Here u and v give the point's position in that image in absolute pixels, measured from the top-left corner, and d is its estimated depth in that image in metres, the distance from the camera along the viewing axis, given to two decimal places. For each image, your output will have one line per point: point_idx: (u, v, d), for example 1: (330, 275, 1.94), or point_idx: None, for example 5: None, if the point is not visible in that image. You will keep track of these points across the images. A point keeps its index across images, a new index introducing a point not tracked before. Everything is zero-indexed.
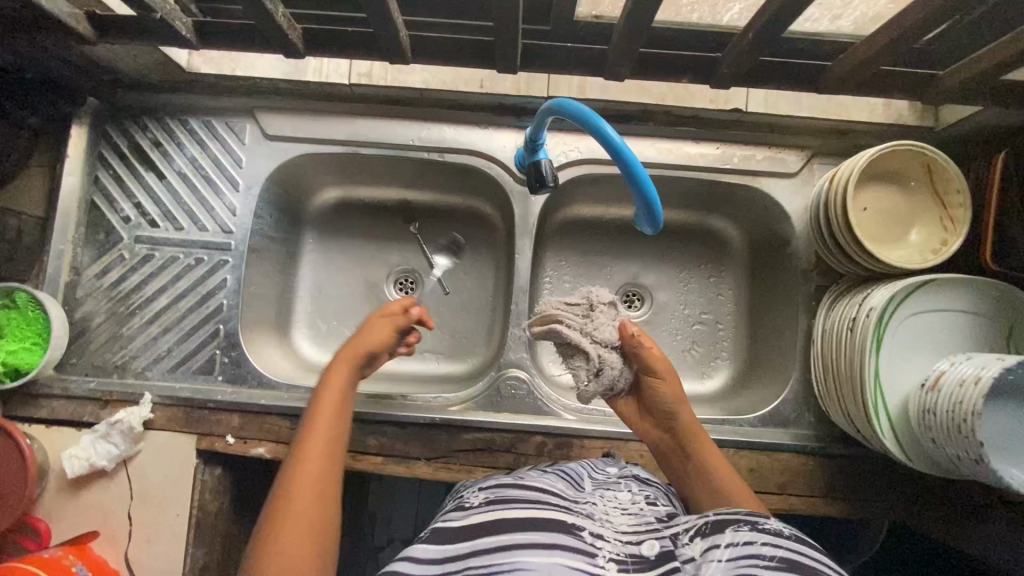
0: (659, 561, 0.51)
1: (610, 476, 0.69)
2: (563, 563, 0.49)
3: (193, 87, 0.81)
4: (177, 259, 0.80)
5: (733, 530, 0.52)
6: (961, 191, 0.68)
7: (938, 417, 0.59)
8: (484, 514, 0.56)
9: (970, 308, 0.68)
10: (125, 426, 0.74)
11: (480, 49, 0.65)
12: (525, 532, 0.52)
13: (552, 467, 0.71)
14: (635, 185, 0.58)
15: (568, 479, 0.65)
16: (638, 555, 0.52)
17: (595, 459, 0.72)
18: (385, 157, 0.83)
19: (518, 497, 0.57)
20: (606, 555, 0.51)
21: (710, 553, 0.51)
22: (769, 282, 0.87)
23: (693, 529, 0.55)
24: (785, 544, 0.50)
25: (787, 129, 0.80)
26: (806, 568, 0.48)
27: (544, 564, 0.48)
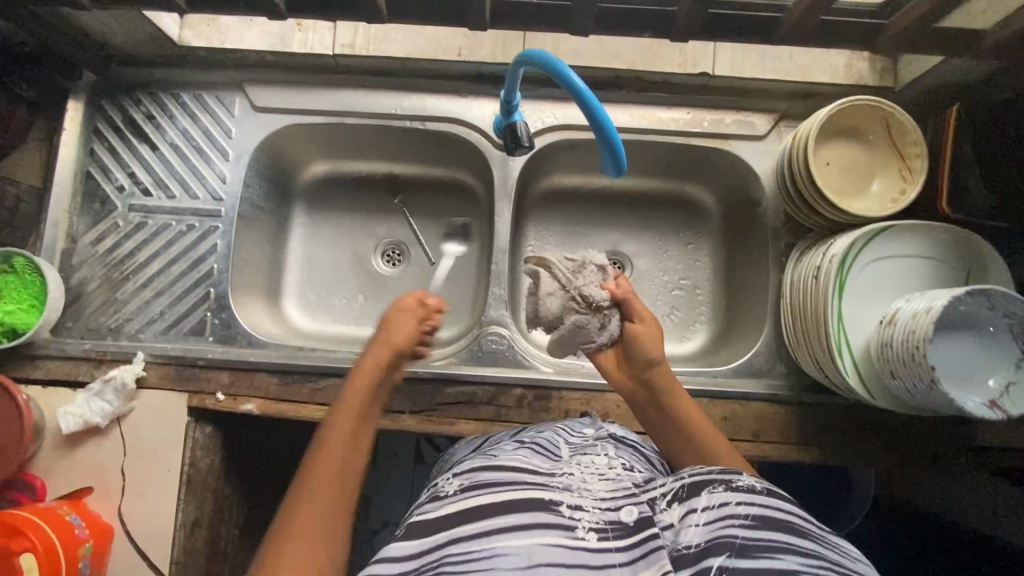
0: (638, 528, 0.48)
1: (585, 441, 0.65)
2: (543, 542, 0.45)
3: (184, 61, 0.85)
4: (169, 226, 0.84)
5: (710, 490, 0.50)
6: (918, 143, 0.72)
7: (894, 349, 0.62)
8: (454, 502, 0.50)
9: (925, 252, 0.71)
10: (118, 383, 0.77)
11: (453, 11, 0.69)
12: (499, 515, 0.47)
13: (523, 435, 0.67)
14: (602, 134, 0.62)
15: (540, 448, 0.61)
16: (619, 522, 0.48)
17: (571, 421, 0.71)
18: (369, 127, 0.86)
19: (493, 480, 0.51)
20: (586, 527, 0.47)
21: (687, 519, 0.49)
22: (743, 244, 0.90)
23: (670, 492, 0.52)
24: (760, 501, 0.48)
25: (754, 93, 0.83)
26: (784, 524, 0.46)
27: (523, 545, 0.45)
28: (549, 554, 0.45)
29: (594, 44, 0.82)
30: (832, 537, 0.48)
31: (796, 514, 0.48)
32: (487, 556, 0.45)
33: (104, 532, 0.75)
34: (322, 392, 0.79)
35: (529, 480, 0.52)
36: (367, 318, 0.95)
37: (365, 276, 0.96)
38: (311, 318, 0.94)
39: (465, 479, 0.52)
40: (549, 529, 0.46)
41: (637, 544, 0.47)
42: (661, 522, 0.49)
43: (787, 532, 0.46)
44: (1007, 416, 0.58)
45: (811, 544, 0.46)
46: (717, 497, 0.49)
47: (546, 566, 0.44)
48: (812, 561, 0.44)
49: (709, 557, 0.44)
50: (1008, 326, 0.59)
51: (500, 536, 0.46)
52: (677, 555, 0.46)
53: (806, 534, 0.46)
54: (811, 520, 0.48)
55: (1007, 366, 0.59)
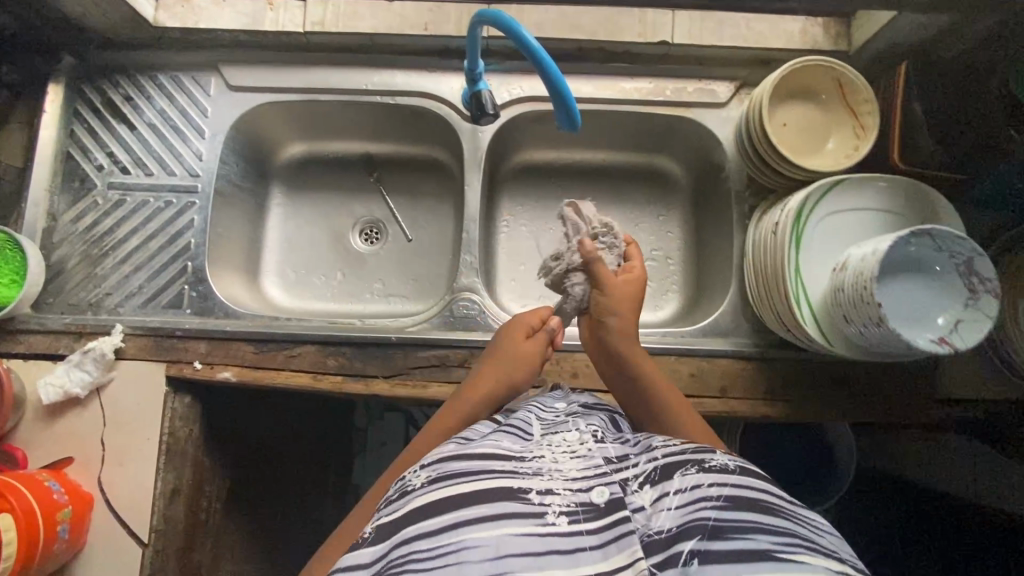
0: (610, 511, 0.45)
1: (557, 417, 0.62)
2: (511, 532, 0.43)
3: (162, 43, 0.88)
4: (147, 203, 0.86)
5: (681, 473, 0.47)
6: (868, 100, 0.74)
7: (846, 292, 0.63)
8: (422, 494, 0.47)
9: (883, 207, 0.73)
10: (97, 353, 0.79)
11: None
12: (467, 506, 0.45)
13: (497, 415, 0.63)
14: (553, 89, 0.65)
15: (512, 428, 0.57)
16: (591, 505, 0.46)
17: (544, 398, 0.67)
18: (342, 103, 0.89)
19: (461, 470, 0.48)
20: (557, 512, 0.45)
21: (660, 502, 0.46)
22: (710, 211, 0.91)
23: (642, 474, 0.49)
24: (732, 481, 0.46)
25: (714, 61, 0.85)
26: (756, 503, 0.44)
27: (493, 536, 0.43)
28: (516, 544, 0.42)
29: (555, 15, 0.84)
30: (806, 514, 0.45)
31: (768, 493, 0.45)
32: (456, 550, 0.42)
33: (84, 500, 0.76)
34: (297, 359, 0.80)
35: (498, 468, 0.48)
36: (346, 295, 0.96)
37: (342, 254, 0.98)
38: (290, 296, 0.96)
39: (433, 470, 0.49)
40: (518, 518, 0.44)
41: (609, 527, 0.44)
42: (633, 505, 0.46)
43: (758, 511, 0.44)
44: (955, 349, 0.59)
45: (784, 522, 0.43)
46: (688, 479, 0.46)
47: (515, 557, 0.42)
48: (785, 540, 0.42)
49: (679, 542, 0.42)
50: (954, 266, 0.61)
51: (465, 529, 0.43)
52: (648, 541, 0.44)
53: (780, 513, 0.44)
54: (785, 497, 0.46)
55: (957, 305, 0.61)
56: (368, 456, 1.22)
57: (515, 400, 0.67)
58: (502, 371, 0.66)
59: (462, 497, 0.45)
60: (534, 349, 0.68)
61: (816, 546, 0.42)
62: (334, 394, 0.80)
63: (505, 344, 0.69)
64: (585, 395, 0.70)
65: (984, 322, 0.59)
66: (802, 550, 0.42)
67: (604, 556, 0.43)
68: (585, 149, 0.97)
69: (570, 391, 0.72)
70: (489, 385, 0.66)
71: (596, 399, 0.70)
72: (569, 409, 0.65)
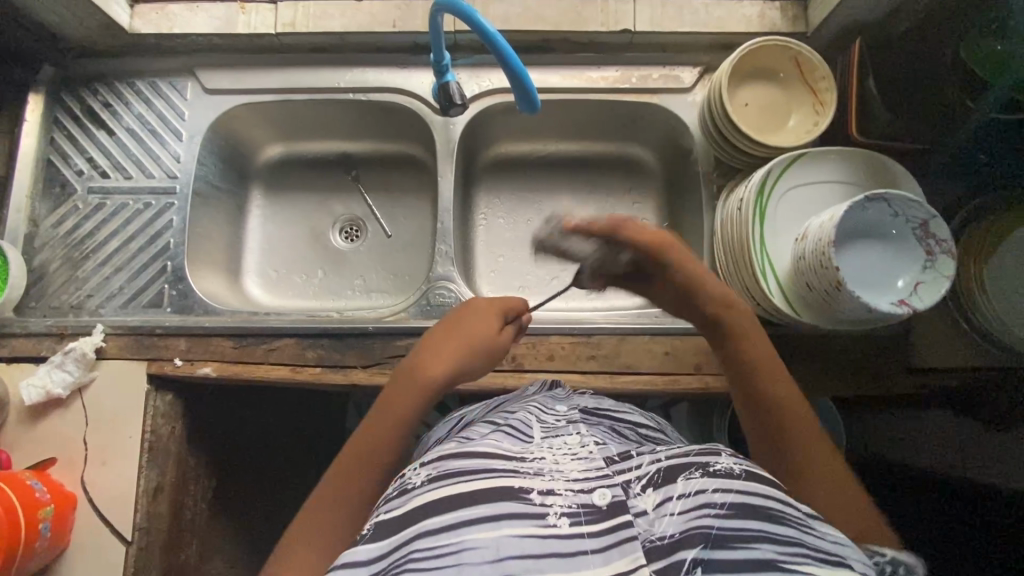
0: (611, 513, 0.46)
1: (558, 420, 0.62)
2: (511, 533, 0.43)
3: (138, 49, 0.90)
4: (127, 206, 0.88)
5: (686, 477, 0.49)
6: (825, 78, 0.77)
7: (806, 260, 0.65)
8: (423, 493, 0.47)
9: (844, 178, 0.75)
10: (77, 353, 0.79)
11: None
12: (466, 506, 0.45)
13: (499, 415, 0.64)
14: (509, 68, 0.67)
15: (513, 428, 0.58)
16: (592, 507, 0.46)
17: (544, 399, 0.67)
18: (316, 101, 0.91)
19: (462, 469, 0.49)
20: (558, 513, 0.45)
21: (662, 506, 0.47)
22: (681, 195, 0.93)
23: (645, 476, 0.50)
24: (736, 488, 0.47)
25: (677, 48, 0.87)
26: (760, 511, 0.46)
27: (493, 537, 0.43)
28: (516, 546, 0.43)
29: (520, 8, 0.86)
30: (808, 517, 0.47)
31: (773, 499, 0.47)
32: (456, 551, 0.43)
33: (67, 500, 0.76)
34: (276, 352, 0.81)
35: (500, 468, 0.49)
36: (328, 291, 0.97)
37: (322, 251, 0.99)
38: (271, 295, 0.97)
39: (433, 468, 0.49)
40: (518, 519, 0.44)
41: (609, 531, 0.45)
42: (634, 508, 0.47)
43: (760, 519, 0.45)
44: (915, 310, 0.60)
45: (786, 530, 0.45)
46: (692, 484, 0.48)
47: (515, 559, 0.42)
48: (789, 549, 0.43)
49: (682, 549, 0.44)
50: (910, 229, 0.63)
51: (466, 530, 0.44)
52: (649, 546, 0.45)
53: (783, 519, 0.45)
54: (787, 502, 0.47)
55: (916, 267, 0.62)
56: None
57: (519, 401, 0.69)
58: (470, 355, 0.63)
59: (460, 497, 0.46)
60: (501, 338, 0.66)
61: (817, 555, 0.44)
62: (313, 386, 0.81)
63: (464, 322, 0.64)
64: (586, 397, 0.72)
65: (943, 281, 0.60)
66: (803, 558, 0.43)
67: (605, 559, 0.43)
68: (558, 139, 0.98)
69: (573, 393, 0.73)
70: (454, 369, 0.62)
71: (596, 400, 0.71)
72: (570, 413, 0.65)
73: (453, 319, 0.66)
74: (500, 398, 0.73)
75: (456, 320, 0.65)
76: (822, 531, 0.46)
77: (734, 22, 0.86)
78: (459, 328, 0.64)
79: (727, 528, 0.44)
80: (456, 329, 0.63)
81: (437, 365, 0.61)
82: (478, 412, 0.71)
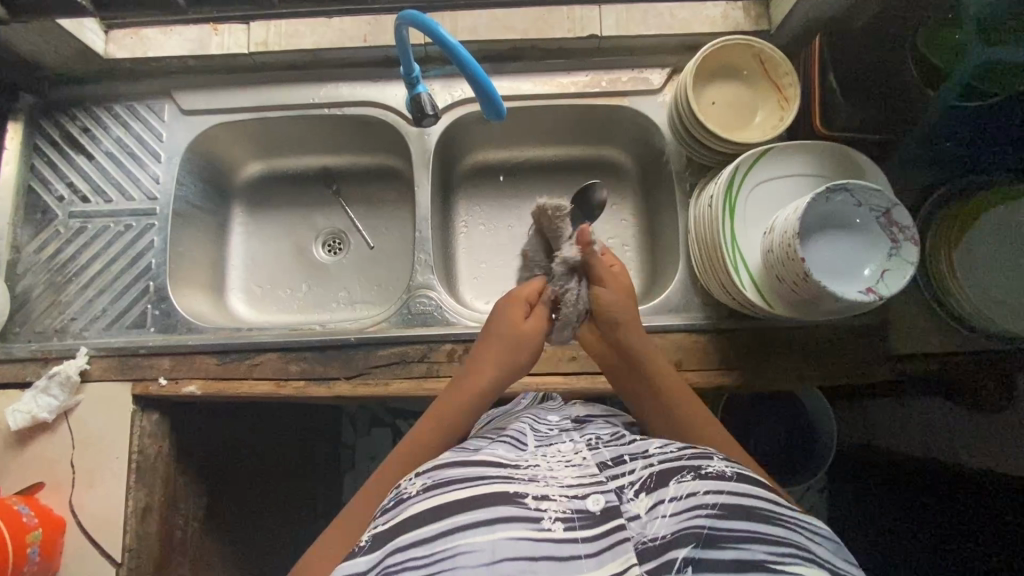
0: (605, 518, 0.46)
1: (551, 429, 0.62)
2: (508, 536, 0.44)
3: (114, 74, 0.91)
4: (108, 228, 0.89)
5: (677, 480, 0.49)
6: (789, 75, 0.79)
7: (776, 253, 0.66)
8: (417, 502, 0.48)
9: (813, 171, 0.76)
10: (62, 376, 0.80)
11: None
12: (462, 511, 0.46)
13: (492, 429, 0.65)
14: (472, 77, 0.69)
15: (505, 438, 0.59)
16: (586, 513, 0.47)
17: (538, 410, 0.67)
18: (292, 118, 0.92)
19: (458, 477, 0.49)
20: (552, 518, 0.46)
21: (654, 510, 0.47)
22: (656, 195, 0.94)
23: (638, 481, 0.50)
24: (727, 488, 0.47)
25: (645, 51, 0.89)
26: (754, 511, 0.46)
27: (487, 541, 0.44)
28: (511, 548, 0.44)
29: (486, 19, 0.88)
30: (801, 517, 0.48)
31: (765, 500, 0.47)
32: (451, 555, 0.44)
33: (56, 524, 0.76)
34: (259, 367, 0.82)
35: (494, 475, 0.50)
36: (312, 305, 0.97)
37: (306, 265, 0.99)
38: (256, 311, 0.97)
39: (428, 477, 0.50)
40: (513, 524, 0.45)
41: (603, 535, 0.45)
42: (628, 513, 0.48)
43: (752, 519, 0.45)
44: (881, 297, 0.60)
45: (780, 531, 0.45)
46: (685, 486, 0.48)
47: (509, 561, 0.43)
48: (780, 549, 0.44)
49: (673, 549, 0.44)
50: (874, 217, 0.64)
51: (462, 534, 0.44)
52: (642, 548, 0.45)
53: (775, 519, 0.46)
54: (780, 503, 0.48)
55: (881, 255, 0.63)
56: (353, 472, 1.20)
57: (511, 414, 0.70)
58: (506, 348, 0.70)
59: (454, 503, 0.47)
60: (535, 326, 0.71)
61: (809, 555, 0.45)
62: (297, 400, 0.81)
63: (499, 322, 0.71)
64: (576, 404, 0.72)
65: (907, 268, 0.61)
66: (796, 557, 0.44)
67: (598, 563, 0.43)
68: (534, 144, 0.99)
69: (567, 403, 0.74)
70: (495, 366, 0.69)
71: (585, 407, 0.71)
72: (563, 423, 0.65)
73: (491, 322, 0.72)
74: (492, 414, 0.74)
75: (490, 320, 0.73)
76: (817, 534, 0.47)
77: (699, 22, 0.87)
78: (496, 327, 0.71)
79: (719, 529, 0.44)
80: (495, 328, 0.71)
81: (482, 368, 0.69)
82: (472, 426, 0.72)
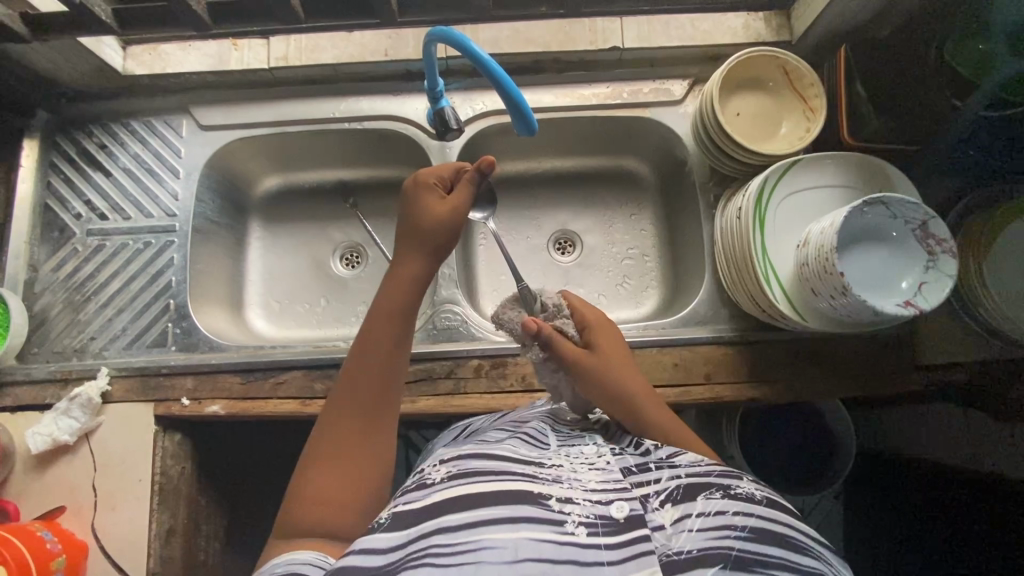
0: (630, 527, 0.45)
1: (573, 430, 0.61)
2: (531, 536, 0.43)
3: (132, 91, 0.91)
4: (127, 246, 0.88)
5: (706, 495, 0.48)
6: (814, 85, 0.79)
7: (811, 268, 0.66)
8: (441, 489, 0.47)
9: (841, 182, 0.76)
10: (83, 398, 0.78)
11: None
12: (486, 504, 0.45)
13: (511, 423, 0.63)
14: (504, 93, 0.68)
15: (528, 435, 0.58)
16: (610, 519, 0.45)
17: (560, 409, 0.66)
18: (311, 132, 0.91)
19: (481, 470, 0.49)
20: (576, 522, 0.44)
21: (680, 522, 0.46)
22: (677, 204, 0.93)
23: (664, 491, 0.49)
24: (758, 513, 0.46)
25: (666, 61, 0.89)
26: (783, 539, 0.44)
27: (510, 538, 0.42)
28: (534, 548, 0.42)
29: (508, 32, 0.88)
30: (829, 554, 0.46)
31: (795, 529, 0.46)
32: (474, 549, 0.42)
33: (79, 548, 0.74)
34: (284, 386, 0.80)
35: (519, 473, 0.49)
36: (331, 319, 0.96)
37: (324, 280, 0.98)
38: (274, 326, 0.96)
39: (453, 466, 0.50)
40: (536, 524, 0.44)
41: (627, 544, 0.43)
42: (652, 523, 0.46)
43: (783, 547, 0.44)
44: (922, 311, 0.60)
45: (812, 561, 0.44)
46: (713, 503, 0.47)
47: (533, 561, 0.41)
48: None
49: (700, 564, 0.42)
50: (910, 231, 0.64)
51: (488, 528, 0.43)
52: (667, 560, 0.43)
53: (806, 550, 0.44)
54: (809, 533, 0.46)
55: (919, 268, 0.63)
56: None
57: (529, 410, 0.68)
58: (426, 242, 0.65)
59: (481, 496, 0.46)
60: (449, 209, 0.66)
61: None
62: None
63: (412, 215, 0.65)
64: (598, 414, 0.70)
65: (946, 281, 0.61)
66: None
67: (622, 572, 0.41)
68: (554, 156, 0.99)
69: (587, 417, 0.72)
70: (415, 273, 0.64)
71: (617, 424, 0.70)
72: (585, 424, 0.64)
73: (406, 220, 0.66)
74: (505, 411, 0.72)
75: (420, 238, 0.65)
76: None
77: (720, 33, 0.87)
78: (413, 224, 0.65)
79: (748, 551, 0.43)
80: (407, 227, 0.65)
81: (403, 275, 0.63)
82: (484, 421, 0.69)
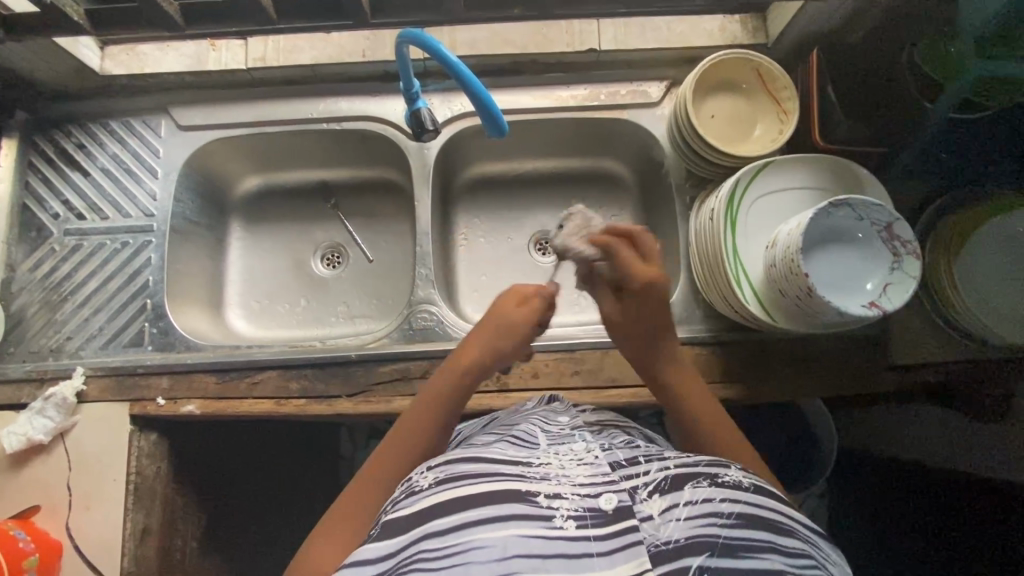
0: (619, 518, 0.45)
1: (561, 428, 0.60)
2: (520, 534, 0.43)
3: (110, 91, 0.91)
4: (104, 245, 0.88)
5: (693, 485, 0.47)
6: (787, 87, 0.79)
7: (778, 269, 0.66)
8: (431, 495, 0.47)
9: (813, 183, 0.76)
10: (58, 398, 0.79)
11: (335, 9, 0.75)
12: (474, 507, 0.45)
13: (500, 427, 0.63)
14: (474, 95, 0.69)
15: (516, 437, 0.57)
16: (598, 511, 0.45)
17: (549, 411, 0.66)
18: (292, 133, 0.92)
19: (468, 471, 0.48)
20: (564, 516, 0.44)
21: (668, 512, 0.45)
22: (656, 205, 0.94)
23: (652, 483, 0.48)
24: (744, 499, 0.47)
25: (643, 63, 0.89)
26: (770, 523, 0.46)
27: (497, 538, 0.43)
28: (523, 545, 0.43)
29: (485, 34, 0.89)
30: (817, 535, 0.48)
31: (778, 511, 0.47)
32: (464, 550, 0.43)
33: (54, 548, 0.74)
34: (260, 385, 0.81)
35: (506, 472, 0.48)
36: (312, 320, 0.96)
37: (305, 280, 0.98)
38: (254, 327, 0.96)
39: (441, 471, 0.49)
40: (524, 521, 0.44)
41: (615, 535, 0.44)
42: (640, 514, 0.45)
43: (770, 530, 0.45)
44: (886, 312, 0.60)
45: (796, 542, 0.45)
46: (700, 492, 0.47)
47: (521, 558, 0.42)
48: (797, 560, 0.44)
49: (688, 555, 0.43)
50: (876, 231, 0.64)
51: (477, 529, 0.43)
52: (655, 551, 0.43)
53: (791, 532, 0.46)
54: (797, 517, 0.48)
55: (884, 269, 0.64)
56: None
57: (518, 414, 0.67)
58: (492, 335, 0.67)
59: (468, 497, 0.46)
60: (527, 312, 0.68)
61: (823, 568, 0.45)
62: (298, 418, 0.80)
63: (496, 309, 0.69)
64: (585, 409, 0.70)
65: (909, 281, 0.62)
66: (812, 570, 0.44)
67: (611, 562, 0.42)
68: (533, 156, 0.99)
69: (575, 407, 0.71)
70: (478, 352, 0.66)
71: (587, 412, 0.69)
72: (573, 422, 0.64)
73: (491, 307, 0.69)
74: (496, 415, 0.73)
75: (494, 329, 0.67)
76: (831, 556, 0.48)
77: (694, 36, 0.88)
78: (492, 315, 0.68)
79: (735, 539, 0.44)
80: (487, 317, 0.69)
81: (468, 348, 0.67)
82: (478, 425, 0.71)
